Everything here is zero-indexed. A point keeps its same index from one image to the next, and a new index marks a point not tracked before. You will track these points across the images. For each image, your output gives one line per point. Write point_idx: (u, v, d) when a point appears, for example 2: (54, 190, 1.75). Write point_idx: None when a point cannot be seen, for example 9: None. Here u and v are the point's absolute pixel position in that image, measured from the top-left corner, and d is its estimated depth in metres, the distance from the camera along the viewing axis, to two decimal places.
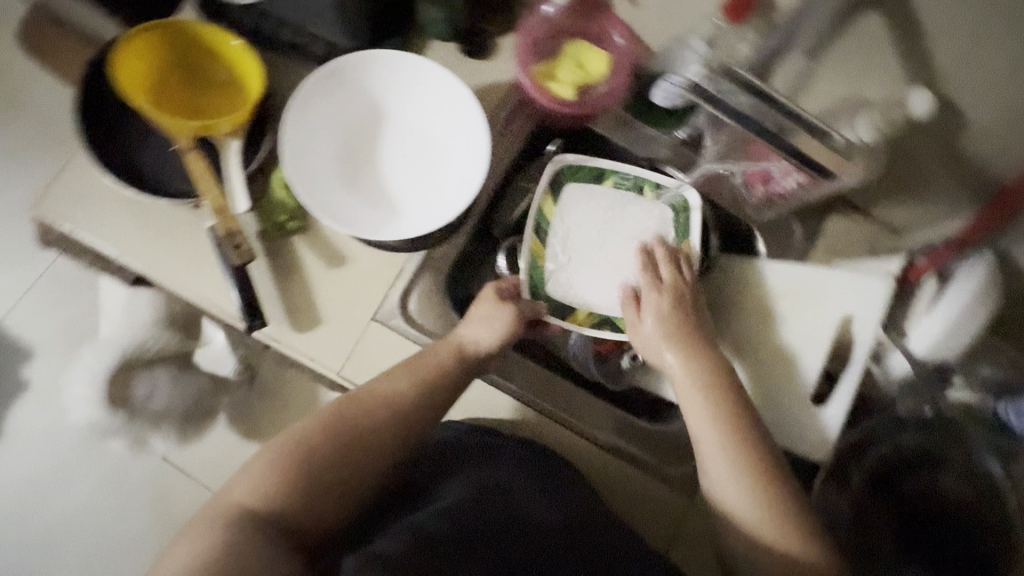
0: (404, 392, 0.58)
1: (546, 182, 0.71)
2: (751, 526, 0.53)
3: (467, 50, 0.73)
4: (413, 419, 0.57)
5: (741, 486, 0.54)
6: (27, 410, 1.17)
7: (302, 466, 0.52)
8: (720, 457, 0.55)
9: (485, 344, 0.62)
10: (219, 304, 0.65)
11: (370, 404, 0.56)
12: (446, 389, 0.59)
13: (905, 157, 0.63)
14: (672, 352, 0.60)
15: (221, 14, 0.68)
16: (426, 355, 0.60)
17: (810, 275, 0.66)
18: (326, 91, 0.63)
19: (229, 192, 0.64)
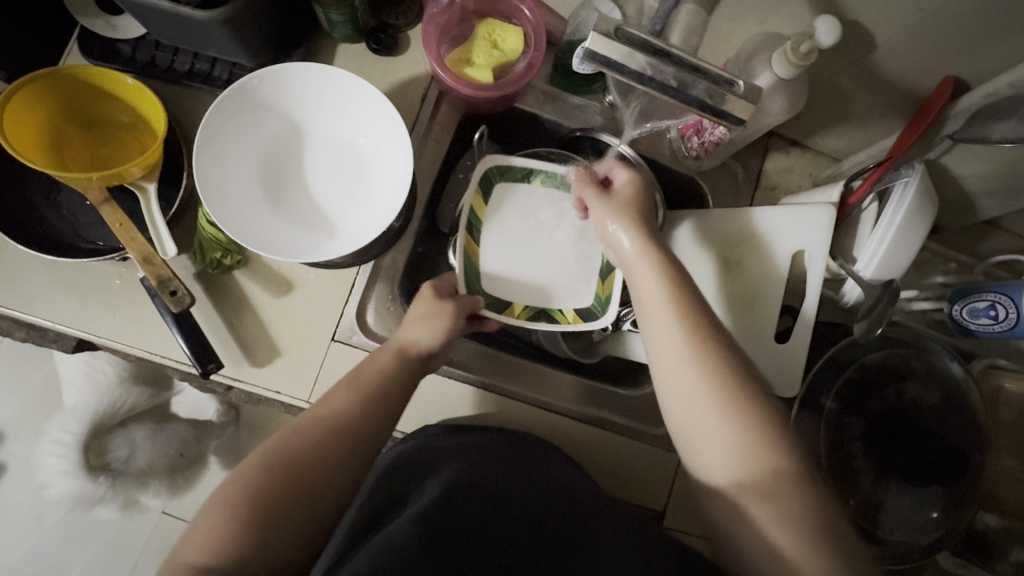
0: (353, 405, 0.54)
1: (476, 181, 0.71)
2: (711, 428, 0.50)
3: (373, 48, 0.70)
4: (359, 434, 0.53)
5: (698, 366, 0.51)
6: (8, 490, 1.13)
7: (248, 506, 0.46)
8: (680, 345, 0.53)
9: (425, 341, 0.60)
10: (170, 351, 0.63)
11: (311, 426, 0.52)
12: (389, 395, 0.56)
13: (819, 92, 0.67)
14: (629, 238, 0.60)
15: (117, 51, 0.65)
16: (364, 366, 0.57)
17: (750, 221, 0.67)
18: (232, 122, 0.59)
19: (156, 238, 0.61)
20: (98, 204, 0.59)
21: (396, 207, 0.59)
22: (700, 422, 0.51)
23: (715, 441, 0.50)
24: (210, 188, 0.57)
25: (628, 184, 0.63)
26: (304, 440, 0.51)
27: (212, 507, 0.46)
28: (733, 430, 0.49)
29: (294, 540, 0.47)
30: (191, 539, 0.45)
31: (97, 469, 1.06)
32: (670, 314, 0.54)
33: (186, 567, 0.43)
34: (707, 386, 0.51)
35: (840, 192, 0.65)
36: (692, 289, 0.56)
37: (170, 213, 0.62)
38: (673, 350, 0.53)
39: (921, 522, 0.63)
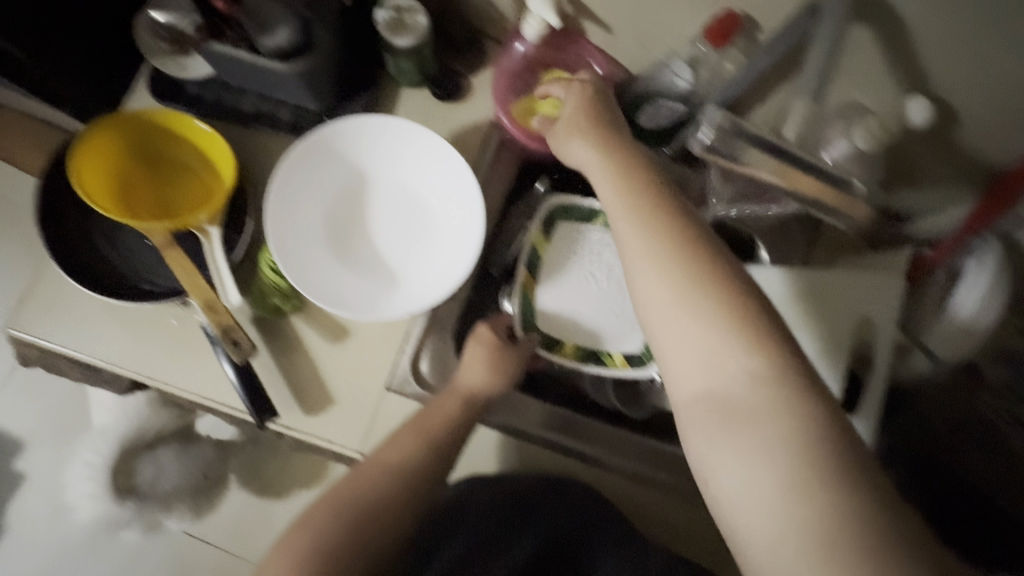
0: (415, 455, 0.55)
1: (539, 221, 0.70)
2: (688, 342, 0.43)
3: (437, 93, 0.69)
4: (420, 483, 0.54)
5: (665, 269, 0.45)
6: (31, 507, 1.12)
7: (315, 546, 0.50)
8: (634, 229, 0.47)
9: (486, 389, 0.60)
10: (224, 396, 0.62)
11: (377, 471, 0.54)
12: (453, 444, 0.57)
13: (901, 160, 0.63)
14: (576, 140, 0.56)
15: (186, 92, 0.65)
16: (429, 411, 0.58)
17: (819, 277, 0.65)
18: (302, 172, 0.59)
19: (219, 284, 0.60)
20: (164, 248, 0.59)
21: (472, 264, 0.58)
22: (667, 342, 0.45)
23: (684, 355, 0.43)
24: (276, 238, 0.57)
25: (579, 99, 0.58)
26: (371, 485, 0.53)
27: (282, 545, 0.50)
28: (720, 346, 0.42)
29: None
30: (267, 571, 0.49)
31: (125, 492, 1.04)
32: (628, 220, 0.48)
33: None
34: (685, 278, 0.44)
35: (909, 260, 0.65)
36: (664, 190, 0.49)
37: (232, 257, 0.62)
38: (636, 270, 0.46)
39: None
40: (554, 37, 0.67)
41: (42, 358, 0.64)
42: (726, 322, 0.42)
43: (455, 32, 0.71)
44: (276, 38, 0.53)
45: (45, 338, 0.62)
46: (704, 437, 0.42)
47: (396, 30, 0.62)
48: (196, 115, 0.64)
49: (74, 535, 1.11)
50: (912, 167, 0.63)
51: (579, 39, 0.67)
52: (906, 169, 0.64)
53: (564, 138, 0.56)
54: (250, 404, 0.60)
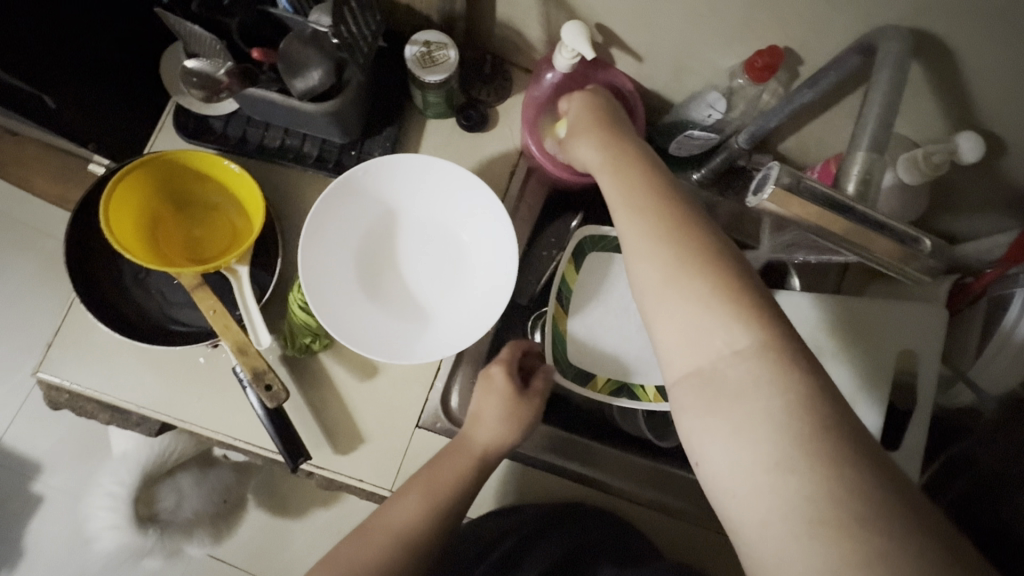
0: (422, 517, 0.53)
1: (569, 251, 0.69)
2: (691, 343, 0.40)
3: (463, 124, 0.68)
4: (422, 555, 0.52)
5: (657, 244, 0.43)
6: (51, 533, 1.12)
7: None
8: (632, 225, 0.46)
9: (497, 445, 0.57)
10: (254, 437, 0.62)
11: (379, 538, 0.52)
12: (457, 509, 0.55)
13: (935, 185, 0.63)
14: (584, 140, 0.56)
15: (211, 128, 0.65)
16: (439, 471, 0.56)
17: (854, 307, 0.64)
18: (330, 214, 0.57)
19: (250, 326, 0.59)
20: (192, 288, 0.59)
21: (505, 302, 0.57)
22: (658, 314, 0.42)
23: (677, 342, 0.41)
24: (309, 279, 0.55)
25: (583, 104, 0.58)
26: (374, 547, 0.51)
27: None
28: (723, 337, 0.39)
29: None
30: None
31: (146, 521, 1.04)
32: (619, 205, 0.48)
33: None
34: (696, 277, 0.41)
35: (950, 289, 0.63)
36: (670, 191, 0.47)
37: (262, 297, 0.61)
38: (631, 249, 0.45)
39: None
40: (581, 66, 0.64)
41: (71, 400, 0.64)
42: (715, 285, 0.40)
43: (480, 61, 0.70)
44: (310, 80, 0.53)
45: (75, 381, 0.61)
46: (696, 421, 0.39)
47: (425, 65, 0.61)
48: (221, 152, 0.64)
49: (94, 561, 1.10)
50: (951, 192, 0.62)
51: (609, 68, 0.64)
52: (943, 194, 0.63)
53: (573, 141, 0.57)
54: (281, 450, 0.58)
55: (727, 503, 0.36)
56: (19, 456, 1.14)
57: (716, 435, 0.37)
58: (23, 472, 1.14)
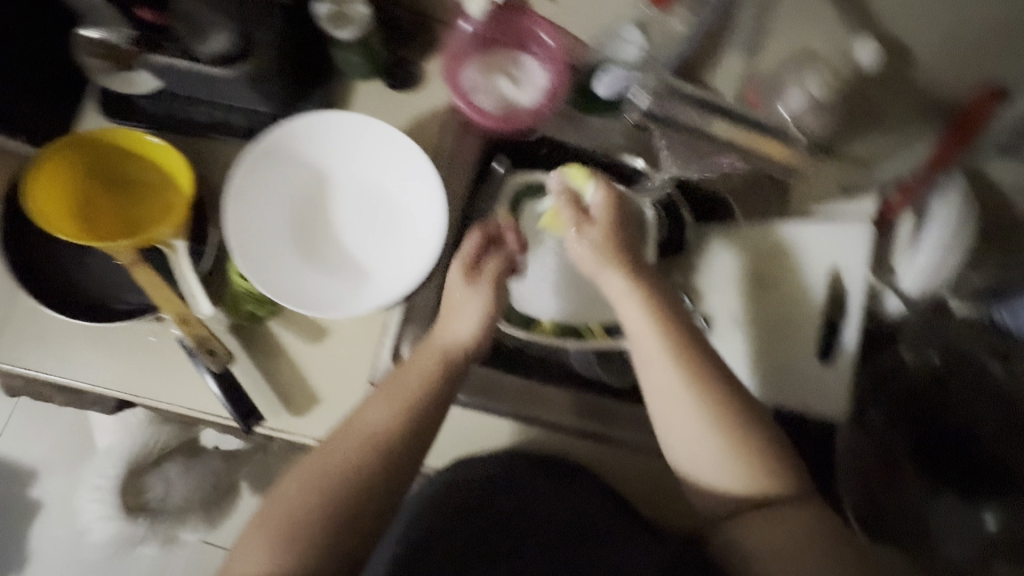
0: (393, 423, 0.55)
1: (506, 201, 0.70)
2: (711, 458, 0.54)
3: (393, 84, 0.69)
4: (400, 451, 0.55)
5: (651, 330, 0.56)
6: (49, 532, 1.14)
7: (290, 527, 0.51)
8: (669, 372, 0.54)
9: (467, 338, 0.60)
10: (209, 405, 0.63)
11: (356, 438, 0.55)
12: (432, 405, 0.57)
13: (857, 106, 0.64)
14: (606, 273, 0.58)
15: (138, 108, 0.65)
16: (406, 374, 0.58)
17: (776, 232, 0.68)
18: (262, 174, 0.59)
19: (189, 296, 0.61)
20: (131, 265, 0.59)
21: (437, 249, 0.58)
22: (652, 368, 0.55)
23: (687, 442, 0.54)
24: (241, 249, 0.57)
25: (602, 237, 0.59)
26: (346, 447, 0.54)
27: (256, 531, 0.51)
28: (709, 436, 0.54)
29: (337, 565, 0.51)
30: (247, 553, 0.51)
31: (136, 510, 1.06)
32: (634, 296, 0.57)
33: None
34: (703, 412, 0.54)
35: (875, 206, 0.67)
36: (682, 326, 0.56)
37: (201, 268, 0.62)
38: (633, 328, 0.57)
39: (975, 533, 0.63)
40: (498, 12, 0.65)
41: (29, 387, 0.65)
42: (689, 367, 0.54)
43: (404, 20, 0.71)
44: (213, 43, 0.56)
45: (28, 366, 0.63)
46: (682, 437, 0.54)
47: (337, 23, 0.61)
48: (150, 130, 0.64)
49: (93, 556, 1.13)
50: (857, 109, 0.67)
51: (528, 13, 0.66)
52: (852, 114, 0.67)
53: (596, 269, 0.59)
54: (236, 414, 0.62)
55: (688, 465, 0.55)
56: (10, 461, 1.16)
57: (679, 423, 0.54)
58: (15, 476, 1.16)
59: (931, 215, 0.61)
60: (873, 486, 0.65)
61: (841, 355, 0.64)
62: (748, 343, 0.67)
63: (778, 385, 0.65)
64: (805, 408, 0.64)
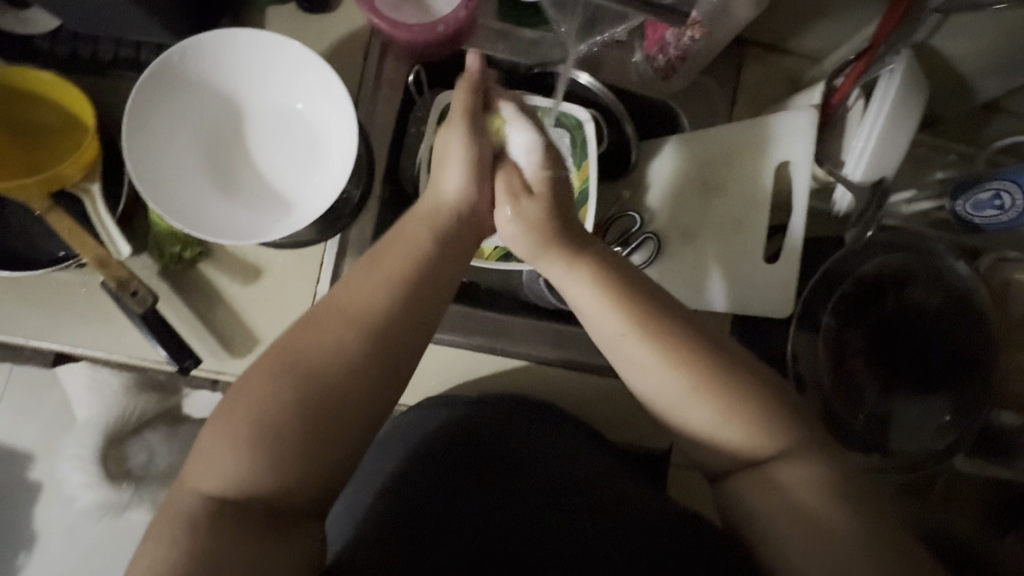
0: (376, 296, 0.51)
1: (435, 120, 0.66)
2: (666, 392, 0.51)
3: (305, 6, 0.65)
4: (385, 341, 0.50)
5: (610, 309, 0.53)
6: (44, 505, 1.17)
7: (257, 424, 0.46)
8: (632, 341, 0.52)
9: (464, 197, 0.57)
10: (145, 352, 0.62)
11: (337, 319, 0.50)
12: (421, 284, 0.52)
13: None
14: (551, 257, 0.56)
15: (34, 50, 0.62)
16: (396, 248, 0.53)
17: (720, 133, 0.66)
18: (174, 108, 0.60)
19: (108, 241, 0.59)
20: (43, 212, 0.57)
21: (349, 166, 0.59)
22: (624, 346, 0.53)
23: (647, 379, 0.52)
24: (150, 186, 0.56)
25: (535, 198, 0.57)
26: (321, 334, 0.49)
27: (214, 434, 0.46)
28: (662, 363, 0.51)
29: (313, 473, 0.47)
30: (212, 459, 0.45)
31: (120, 477, 1.07)
32: (582, 278, 0.54)
33: (205, 493, 0.45)
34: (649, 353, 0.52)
35: (822, 94, 0.62)
36: (626, 277, 0.54)
37: (118, 212, 0.60)
38: (592, 311, 0.54)
39: (933, 424, 0.62)
40: None
41: None
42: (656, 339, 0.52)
43: None
44: None
45: None
46: (649, 377, 0.52)
47: None
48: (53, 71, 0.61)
49: (89, 524, 1.16)
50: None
51: None
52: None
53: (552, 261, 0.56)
54: (169, 357, 0.59)
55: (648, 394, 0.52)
56: None
57: (642, 381, 0.52)
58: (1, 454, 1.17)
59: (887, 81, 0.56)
60: (830, 390, 0.63)
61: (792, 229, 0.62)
62: (699, 256, 0.66)
63: (714, 290, 0.64)
64: (749, 312, 0.63)
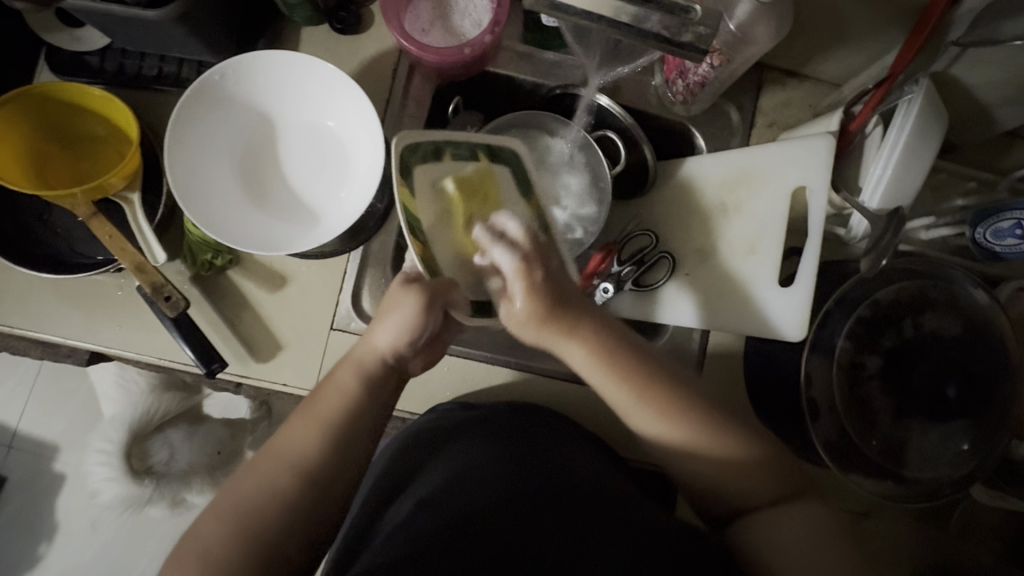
0: (310, 446, 0.53)
1: (398, 174, 0.53)
2: (638, 411, 0.55)
3: (337, 27, 0.68)
4: (313, 478, 0.52)
5: (604, 376, 0.55)
6: (69, 498, 1.21)
7: (198, 555, 0.48)
8: (623, 394, 0.55)
9: (393, 348, 0.56)
10: (175, 353, 0.65)
11: (271, 470, 0.52)
12: (352, 422, 0.55)
13: (803, 22, 0.64)
14: (569, 345, 0.55)
15: (84, 65, 0.66)
16: (324, 396, 0.56)
17: (730, 156, 0.67)
18: (212, 123, 0.62)
19: (146, 247, 0.62)
20: (87, 219, 0.60)
21: (376, 183, 0.61)
22: (634, 413, 0.55)
23: (655, 427, 0.54)
24: (190, 201, 0.59)
25: (528, 297, 0.52)
26: (258, 477, 0.52)
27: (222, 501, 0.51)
28: (648, 413, 0.54)
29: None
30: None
31: (142, 473, 1.10)
32: (583, 348, 0.55)
33: None
34: (652, 409, 0.54)
35: (840, 120, 0.63)
36: (628, 351, 0.55)
37: (157, 219, 0.63)
38: (599, 385, 0.55)
39: (949, 455, 0.62)
40: None
41: (4, 343, 0.68)
42: (632, 382, 0.54)
43: None
44: None
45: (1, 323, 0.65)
46: (640, 417, 0.55)
47: None
48: (101, 86, 0.65)
49: (110, 518, 1.19)
50: (818, 18, 0.63)
51: None
52: (813, 26, 0.64)
53: (561, 347, 0.55)
54: (199, 359, 0.62)
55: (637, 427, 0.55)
56: (20, 435, 1.22)
57: (641, 419, 0.55)
58: (28, 447, 1.22)
59: (913, 119, 0.55)
60: (843, 415, 0.63)
61: (801, 269, 0.61)
62: (712, 279, 0.67)
63: (726, 312, 0.66)
64: (756, 334, 0.64)
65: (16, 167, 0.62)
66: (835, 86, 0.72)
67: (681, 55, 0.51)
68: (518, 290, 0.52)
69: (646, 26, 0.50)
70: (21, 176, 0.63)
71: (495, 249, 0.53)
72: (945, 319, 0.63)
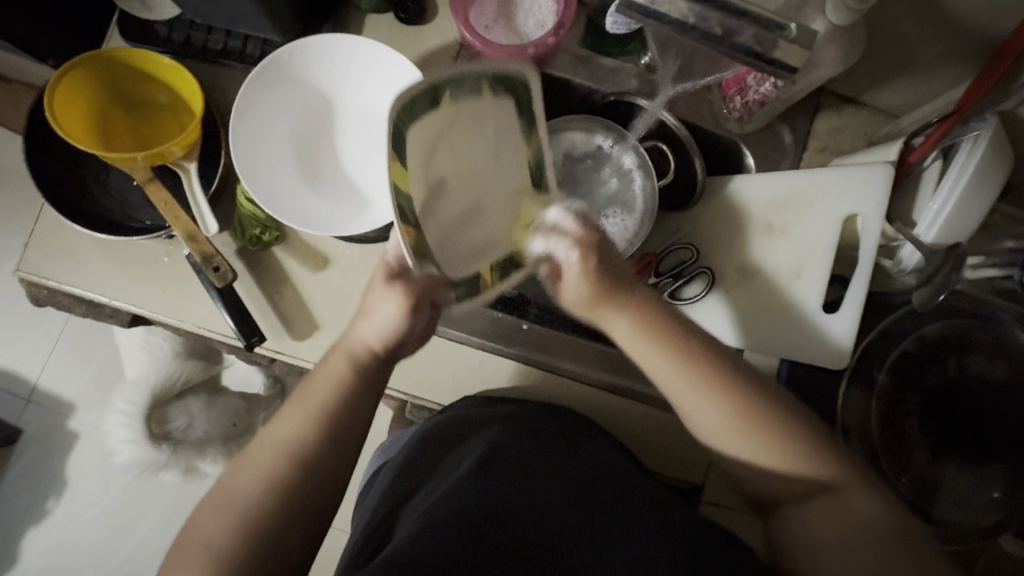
0: (306, 434, 0.53)
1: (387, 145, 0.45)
2: (696, 401, 0.54)
3: (400, 17, 0.68)
4: (315, 465, 0.52)
5: (657, 354, 0.56)
6: (81, 456, 1.23)
7: (244, 510, 0.50)
8: (670, 372, 0.55)
9: (386, 338, 0.56)
10: (214, 322, 0.66)
11: (265, 455, 0.52)
12: (345, 411, 0.54)
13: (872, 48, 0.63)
14: (613, 318, 0.57)
15: (151, 34, 0.67)
16: (314, 380, 0.55)
17: (779, 175, 0.66)
18: (275, 100, 0.64)
19: (200, 217, 0.64)
20: (145, 183, 0.61)
21: None
22: (694, 408, 0.55)
23: (704, 420, 0.54)
24: (250, 176, 0.61)
25: (583, 279, 0.57)
26: (251, 461, 0.52)
27: (264, 473, 0.51)
28: (708, 406, 0.54)
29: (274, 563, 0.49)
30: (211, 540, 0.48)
31: (160, 438, 1.11)
32: (629, 321, 0.57)
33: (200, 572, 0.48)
34: (715, 409, 0.54)
35: (900, 150, 0.62)
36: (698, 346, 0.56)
37: (211, 190, 0.65)
38: (641, 358, 0.57)
39: (980, 499, 0.61)
40: None
41: (51, 297, 0.69)
42: (686, 359, 0.55)
43: None
44: None
45: (49, 279, 0.66)
46: (692, 399, 0.54)
47: None
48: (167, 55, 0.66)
49: (119, 479, 1.21)
50: (886, 47, 0.63)
51: None
52: (879, 54, 0.64)
53: (608, 318, 0.58)
54: (240, 331, 0.63)
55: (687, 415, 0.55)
56: (41, 390, 1.24)
57: (696, 412, 0.55)
58: (46, 402, 1.24)
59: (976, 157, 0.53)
60: (876, 446, 0.63)
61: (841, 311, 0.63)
62: (753, 299, 0.66)
63: (763, 335, 0.65)
64: (794, 358, 0.64)
65: (81, 126, 0.64)
66: (893, 116, 0.71)
67: (770, 71, 0.51)
68: (574, 275, 0.56)
69: (738, 39, 0.50)
70: (85, 135, 0.64)
71: (552, 242, 0.56)
72: (993, 359, 0.62)
